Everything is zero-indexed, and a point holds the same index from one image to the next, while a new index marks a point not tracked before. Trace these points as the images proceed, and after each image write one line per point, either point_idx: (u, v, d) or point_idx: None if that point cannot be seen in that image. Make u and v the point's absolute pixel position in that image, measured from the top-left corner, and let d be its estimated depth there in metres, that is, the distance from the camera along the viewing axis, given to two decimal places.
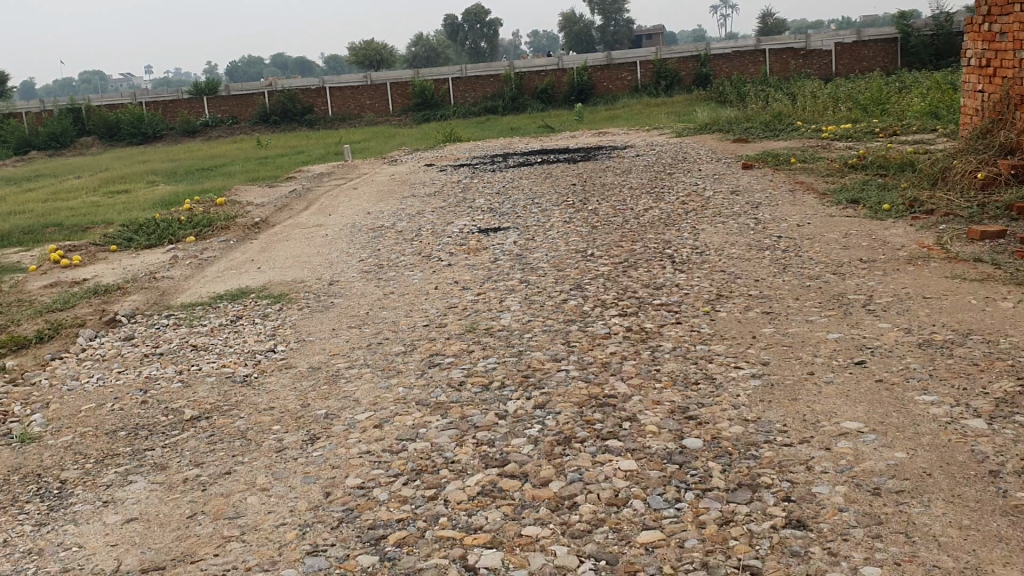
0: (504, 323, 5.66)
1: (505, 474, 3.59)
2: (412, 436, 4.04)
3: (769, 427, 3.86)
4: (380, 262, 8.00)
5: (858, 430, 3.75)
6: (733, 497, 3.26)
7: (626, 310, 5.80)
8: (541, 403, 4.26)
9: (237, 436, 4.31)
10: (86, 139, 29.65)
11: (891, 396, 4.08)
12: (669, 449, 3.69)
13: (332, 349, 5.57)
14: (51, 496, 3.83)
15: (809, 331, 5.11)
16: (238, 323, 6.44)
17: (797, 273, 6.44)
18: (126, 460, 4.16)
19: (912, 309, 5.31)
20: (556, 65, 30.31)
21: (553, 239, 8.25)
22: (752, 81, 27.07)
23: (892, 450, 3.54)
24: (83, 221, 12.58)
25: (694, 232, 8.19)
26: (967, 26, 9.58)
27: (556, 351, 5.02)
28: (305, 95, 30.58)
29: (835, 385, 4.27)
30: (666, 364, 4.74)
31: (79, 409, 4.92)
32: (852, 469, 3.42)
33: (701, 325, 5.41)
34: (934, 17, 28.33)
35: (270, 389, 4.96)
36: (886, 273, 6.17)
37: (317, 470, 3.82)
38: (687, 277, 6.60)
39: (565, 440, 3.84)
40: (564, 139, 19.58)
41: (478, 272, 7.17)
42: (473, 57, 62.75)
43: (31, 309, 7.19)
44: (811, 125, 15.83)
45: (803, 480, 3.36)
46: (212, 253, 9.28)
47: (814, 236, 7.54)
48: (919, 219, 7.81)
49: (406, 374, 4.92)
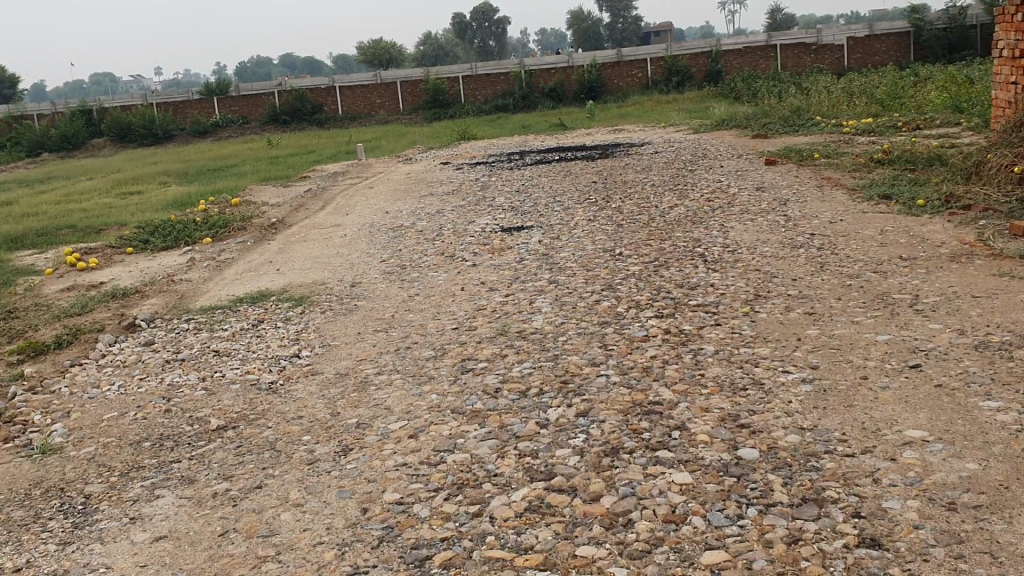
0: (536, 326, 5.48)
1: (552, 488, 3.40)
2: (449, 446, 3.87)
3: (827, 436, 3.66)
4: (402, 263, 7.82)
5: (924, 438, 3.55)
6: (800, 514, 3.07)
7: (662, 311, 5.61)
8: (584, 411, 4.08)
9: (265, 447, 4.13)
10: (98, 142, 29.54)
11: (953, 402, 3.88)
12: (724, 461, 3.50)
13: (359, 354, 5.40)
14: (76, 513, 3.66)
15: (857, 332, 4.91)
16: (259, 327, 6.26)
17: (836, 271, 6.23)
18: (153, 473, 3.98)
19: (962, 309, 5.10)
20: (567, 62, 30.00)
21: (578, 238, 8.06)
22: (764, 75, 26.85)
23: (963, 461, 3.34)
24: (97, 223, 12.42)
25: (723, 229, 7.98)
26: (999, 17, 9.33)
27: (593, 355, 4.84)
28: (315, 94, 30.40)
29: (892, 391, 4.07)
30: (710, 368, 4.54)
31: (100, 418, 4.75)
32: (922, 482, 3.22)
33: (742, 326, 5.21)
34: (947, 10, 28.02)
35: (297, 397, 4.77)
36: (929, 271, 5.96)
37: (352, 484, 3.64)
38: (721, 276, 6.40)
39: (612, 451, 3.65)
40: (579, 136, 19.40)
41: (505, 272, 6.98)
42: (482, 55, 62.40)
43: (48, 313, 7.03)
44: (830, 120, 15.57)
45: (872, 495, 3.16)
46: (230, 255, 9.10)
47: (849, 233, 7.33)
48: (956, 215, 7.58)
49: (438, 380, 4.73)
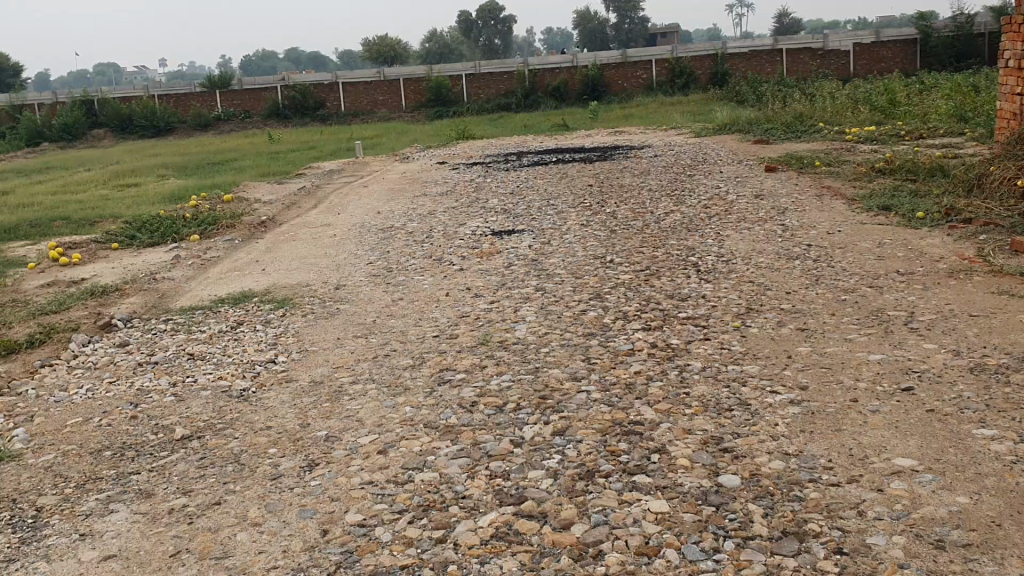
0: (519, 336, 5.30)
1: (522, 513, 3.24)
2: (418, 464, 3.70)
3: (812, 464, 3.49)
4: (389, 265, 7.65)
5: (913, 468, 3.39)
6: (779, 548, 2.91)
7: (650, 323, 5.43)
8: (561, 430, 3.91)
9: (229, 459, 3.97)
10: (98, 132, 29.40)
11: (946, 430, 3.71)
12: (703, 488, 3.34)
13: (335, 361, 5.23)
14: (24, 527, 3.49)
15: (849, 351, 4.74)
16: (239, 330, 6.09)
17: (831, 285, 6.05)
18: (109, 485, 3.82)
19: (958, 328, 4.93)
20: (570, 62, 29.83)
21: (570, 243, 7.90)
22: (769, 80, 26.65)
23: (953, 494, 3.17)
24: (90, 215, 12.26)
25: (718, 238, 7.82)
26: (1006, 26, 9.15)
27: (575, 369, 4.67)
28: (318, 89, 30.24)
29: (882, 415, 3.90)
30: (696, 387, 4.36)
31: (63, 424, 4.58)
32: (910, 516, 3.05)
33: (731, 342, 5.04)
34: (954, 18, 27.81)
35: (268, 406, 4.61)
36: (926, 288, 5.79)
37: (314, 503, 3.47)
38: (713, 288, 6.23)
39: (587, 475, 3.49)
40: (580, 137, 19.25)
41: (492, 278, 6.82)
42: (487, 54, 62.24)
43: (24, 310, 6.87)
44: (833, 127, 15.38)
45: (856, 529, 3.00)
46: (216, 253, 8.93)
47: (846, 245, 7.15)
48: (956, 228, 7.41)
49: (414, 392, 4.56)
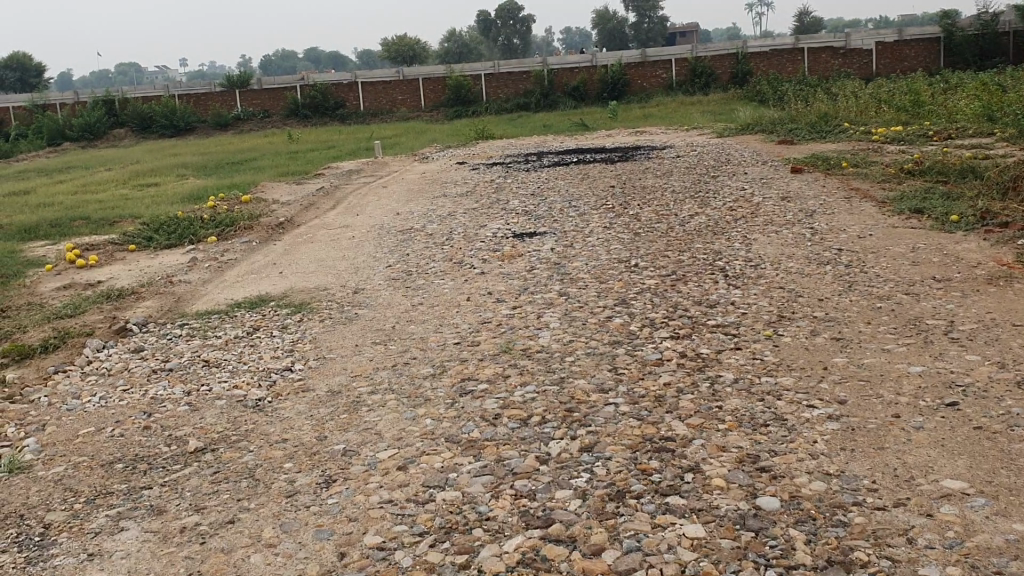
0: (542, 343, 5.14)
1: (550, 538, 3.08)
2: (440, 482, 3.55)
3: (855, 485, 3.31)
4: (408, 269, 7.49)
5: (964, 492, 3.19)
6: None
7: (678, 331, 5.26)
8: (589, 446, 3.74)
9: (243, 474, 3.83)
10: (119, 131, 29.45)
11: (996, 449, 3.51)
12: (741, 512, 3.16)
13: (353, 369, 5.08)
14: (31, 545, 3.36)
15: (888, 362, 4.54)
16: (255, 336, 5.94)
17: (864, 292, 5.85)
18: (120, 500, 3.68)
19: (1002, 339, 4.72)
20: (589, 62, 29.66)
21: (592, 246, 7.74)
22: (790, 79, 26.38)
23: (1009, 521, 2.98)
24: (110, 215, 12.19)
25: (746, 241, 7.62)
26: None
27: (602, 380, 4.50)
28: (337, 89, 30.18)
29: (926, 432, 3.71)
30: (729, 400, 4.18)
31: (74, 434, 4.45)
32: (963, 544, 2.87)
33: (764, 351, 4.85)
34: (979, 17, 27.38)
35: (284, 417, 4.46)
36: (965, 295, 5.58)
37: (331, 523, 3.32)
38: (743, 293, 6.04)
39: (618, 495, 3.32)
40: (600, 137, 19.07)
41: (514, 282, 6.66)
42: (505, 53, 62.04)
43: (40, 314, 6.75)
44: (859, 127, 15.11)
45: (906, 559, 2.82)
46: (233, 255, 8.80)
47: (878, 250, 6.95)
48: (993, 232, 7.19)
49: (435, 404, 4.40)
